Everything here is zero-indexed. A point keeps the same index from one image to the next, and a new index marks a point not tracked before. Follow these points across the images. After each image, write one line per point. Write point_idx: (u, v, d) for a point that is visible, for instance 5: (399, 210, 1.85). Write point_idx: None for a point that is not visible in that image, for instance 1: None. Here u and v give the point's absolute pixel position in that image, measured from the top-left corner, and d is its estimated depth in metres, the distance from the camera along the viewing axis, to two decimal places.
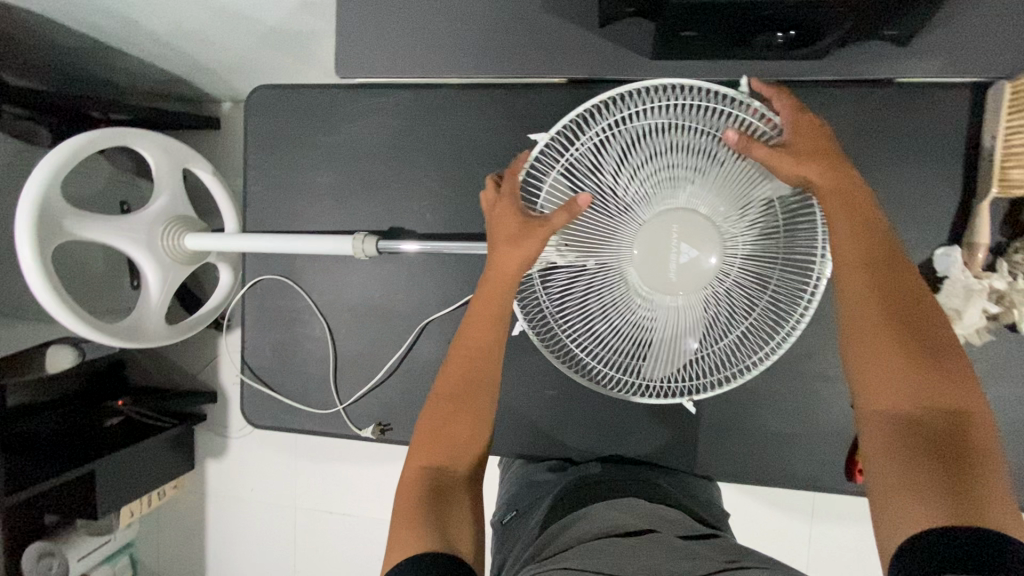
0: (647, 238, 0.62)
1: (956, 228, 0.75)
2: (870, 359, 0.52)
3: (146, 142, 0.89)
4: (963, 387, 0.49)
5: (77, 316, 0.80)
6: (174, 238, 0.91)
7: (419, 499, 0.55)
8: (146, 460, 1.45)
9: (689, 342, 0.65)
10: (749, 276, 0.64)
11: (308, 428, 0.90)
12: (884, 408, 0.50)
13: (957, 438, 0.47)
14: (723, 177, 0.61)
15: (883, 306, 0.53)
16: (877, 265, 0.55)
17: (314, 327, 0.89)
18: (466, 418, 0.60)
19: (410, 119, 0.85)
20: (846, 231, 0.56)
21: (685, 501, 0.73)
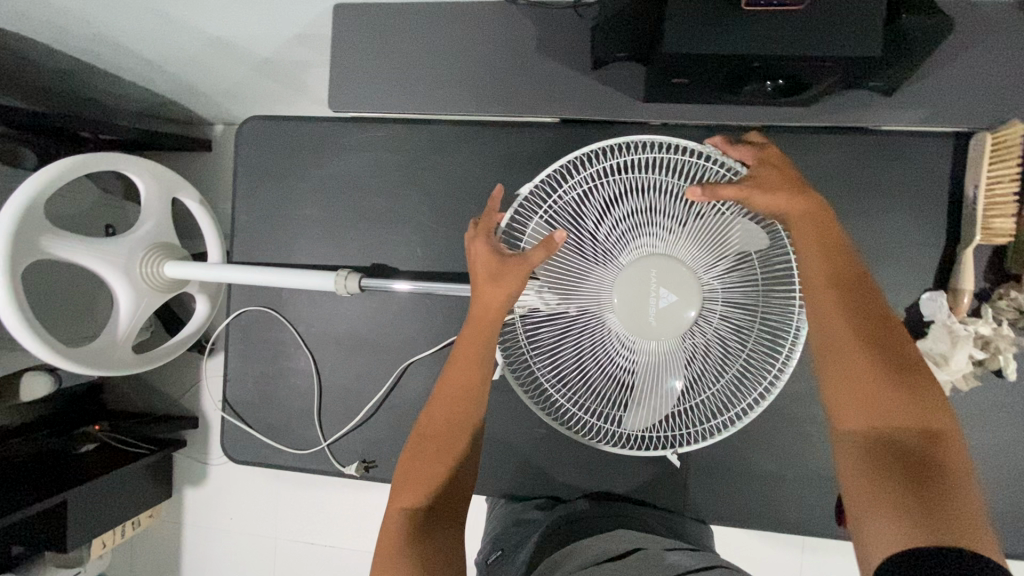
0: (625, 284, 0.60)
1: (941, 274, 0.76)
2: (842, 374, 0.51)
3: (139, 168, 0.89)
4: (934, 404, 0.48)
5: (39, 337, 0.77)
6: (154, 265, 0.89)
7: (405, 541, 0.54)
8: (121, 488, 1.41)
9: (672, 392, 0.63)
10: (726, 324, 0.63)
11: (290, 464, 0.87)
12: (859, 421, 0.49)
13: (930, 455, 0.46)
14: (702, 230, 0.61)
15: (852, 321, 0.52)
16: (843, 281, 0.54)
17: (300, 360, 0.87)
18: (449, 457, 0.60)
19: (402, 152, 0.84)
20: (817, 249, 0.56)
21: (657, 526, 0.74)
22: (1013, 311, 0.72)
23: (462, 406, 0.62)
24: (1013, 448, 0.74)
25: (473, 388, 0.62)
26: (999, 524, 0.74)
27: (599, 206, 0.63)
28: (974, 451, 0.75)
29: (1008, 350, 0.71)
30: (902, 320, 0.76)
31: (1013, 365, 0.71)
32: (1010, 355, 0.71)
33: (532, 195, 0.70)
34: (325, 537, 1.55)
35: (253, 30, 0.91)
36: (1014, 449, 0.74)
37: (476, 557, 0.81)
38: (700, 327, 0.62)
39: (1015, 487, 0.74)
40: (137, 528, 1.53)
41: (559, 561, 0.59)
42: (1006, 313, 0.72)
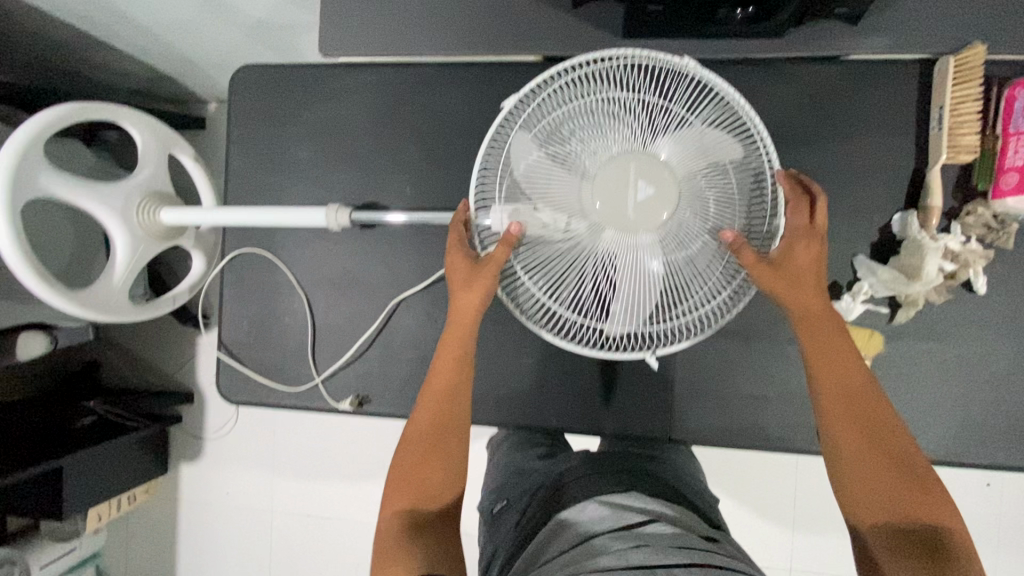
0: (604, 184, 0.62)
1: (911, 195, 0.78)
2: (858, 471, 0.61)
3: (133, 119, 0.91)
4: (942, 500, 0.59)
5: (36, 275, 0.79)
6: (150, 213, 0.90)
7: (401, 538, 0.63)
8: (114, 460, 1.41)
9: (655, 288, 0.65)
10: (712, 223, 0.64)
11: (284, 403, 0.88)
12: (872, 517, 0.60)
13: (939, 541, 0.57)
14: (681, 139, 0.64)
15: (861, 428, 0.62)
16: (853, 391, 0.63)
17: (293, 301, 0.89)
18: (436, 462, 0.67)
19: (389, 95, 0.87)
20: (829, 357, 0.65)
21: (664, 472, 0.76)
22: (981, 227, 0.74)
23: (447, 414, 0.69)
24: (986, 361, 0.76)
25: (453, 392, 0.70)
26: (976, 435, 0.76)
27: (580, 119, 0.64)
28: (950, 363, 0.77)
29: (977, 263, 0.73)
30: (877, 240, 0.78)
31: (980, 277, 0.74)
32: (978, 268, 0.74)
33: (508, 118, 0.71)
34: (321, 509, 1.55)
35: None
36: (987, 361, 0.76)
37: (481, 503, 0.87)
38: (687, 226, 0.63)
39: (990, 398, 0.76)
40: (133, 503, 1.54)
41: (558, 529, 0.63)
42: (973, 228, 0.75)
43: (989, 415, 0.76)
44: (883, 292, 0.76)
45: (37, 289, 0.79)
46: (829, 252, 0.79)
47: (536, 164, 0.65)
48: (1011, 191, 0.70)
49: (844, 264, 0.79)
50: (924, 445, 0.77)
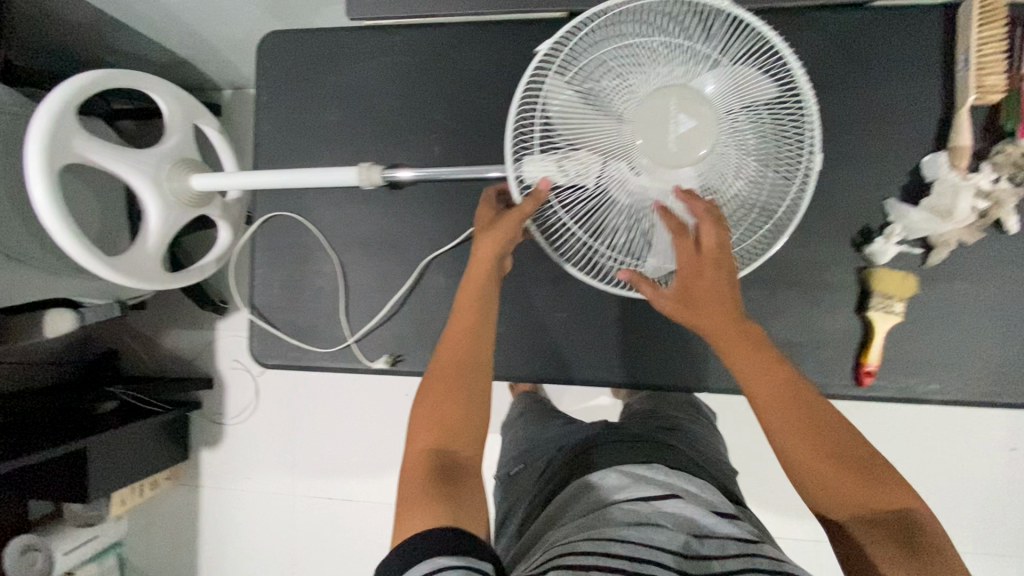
0: (644, 122, 0.62)
1: (939, 138, 0.79)
2: (823, 485, 0.59)
3: (159, 88, 0.92)
4: (898, 486, 0.58)
5: (76, 237, 0.79)
6: (181, 179, 0.91)
7: (430, 475, 0.60)
8: (137, 443, 1.41)
9: (694, 225, 0.66)
10: (749, 157, 0.65)
11: (317, 364, 0.89)
12: (844, 517, 0.59)
13: (912, 528, 0.57)
14: (717, 78, 0.64)
15: (812, 436, 0.60)
16: (796, 400, 0.61)
17: (324, 263, 0.89)
18: (462, 400, 0.66)
19: (415, 55, 0.88)
20: (760, 370, 0.62)
21: (669, 436, 0.83)
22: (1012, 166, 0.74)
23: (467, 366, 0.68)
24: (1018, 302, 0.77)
25: (478, 330, 0.70)
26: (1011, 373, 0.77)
27: (614, 62, 0.64)
28: (983, 302, 0.77)
29: (1008, 200, 0.74)
30: (905, 183, 0.79)
31: (1012, 214, 0.74)
32: (1010, 205, 0.74)
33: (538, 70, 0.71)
34: (342, 491, 1.55)
35: None
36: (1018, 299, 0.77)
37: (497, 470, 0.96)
38: (726, 160, 0.64)
39: None
40: (155, 489, 1.53)
41: (578, 493, 0.67)
42: (1004, 167, 0.73)
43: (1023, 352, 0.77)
44: (915, 234, 0.76)
45: (76, 252, 0.80)
46: (859, 196, 0.79)
47: (571, 110, 0.65)
48: None
49: (874, 209, 0.79)
50: (960, 387, 0.77)
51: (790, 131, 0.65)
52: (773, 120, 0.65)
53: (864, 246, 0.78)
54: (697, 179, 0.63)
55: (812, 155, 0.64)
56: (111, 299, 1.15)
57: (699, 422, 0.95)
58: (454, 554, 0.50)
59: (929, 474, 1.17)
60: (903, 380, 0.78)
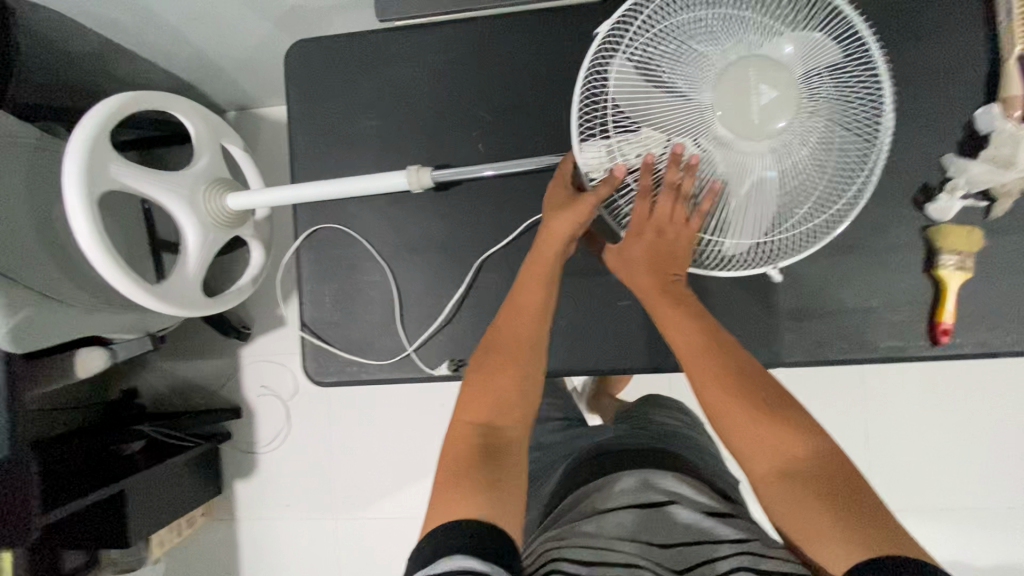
0: (724, 94, 0.60)
1: (989, 91, 0.78)
2: (744, 435, 0.61)
3: (183, 107, 0.89)
4: (810, 430, 0.60)
5: (119, 267, 0.76)
6: (216, 199, 0.87)
7: (473, 449, 0.62)
8: (171, 481, 1.37)
9: (772, 198, 0.63)
10: (826, 124, 0.62)
11: (376, 377, 0.86)
12: (764, 465, 0.60)
13: (827, 470, 0.57)
14: (793, 46, 0.61)
15: (735, 386, 0.63)
16: (718, 352, 0.65)
17: (375, 273, 0.87)
18: (511, 375, 0.68)
19: (451, 53, 0.86)
20: (693, 332, 0.67)
21: (675, 439, 0.85)
22: None
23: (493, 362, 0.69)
24: None
25: (534, 313, 0.72)
26: None
27: (680, 38, 0.63)
28: None
29: None
30: (960, 139, 0.79)
31: None
32: None
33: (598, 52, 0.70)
34: (386, 509, 1.51)
35: None
36: None
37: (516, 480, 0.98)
38: (805, 129, 0.61)
39: None
40: (192, 527, 1.48)
41: (583, 495, 0.71)
42: None
43: None
44: (980, 188, 0.75)
45: (120, 282, 0.76)
46: (914, 155, 0.79)
47: (635, 90, 0.64)
48: None
49: (931, 166, 0.79)
50: None
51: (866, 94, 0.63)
52: (841, 86, 0.63)
53: (926, 205, 0.78)
54: (773, 151, 0.61)
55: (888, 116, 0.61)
56: (141, 332, 1.11)
57: (699, 432, 0.95)
58: (478, 554, 0.50)
59: (986, 431, 1.17)
60: (979, 335, 0.77)
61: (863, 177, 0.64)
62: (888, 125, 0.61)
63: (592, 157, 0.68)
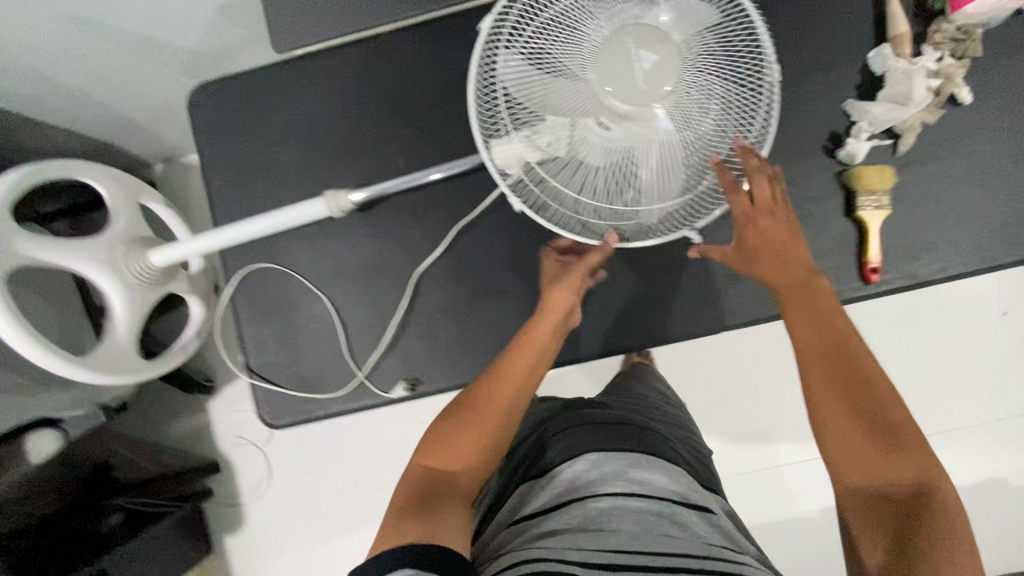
0: (608, 67, 0.58)
1: (879, 32, 0.81)
2: (840, 442, 0.59)
3: (95, 173, 0.87)
4: (919, 462, 0.56)
5: (36, 343, 0.73)
6: (139, 260, 0.85)
7: (419, 495, 0.60)
8: (154, 548, 1.33)
9: (674, 161, 0.64)
10: (715, 81, 0.63)
11: (333, 410, 0.84)
12: (860, 485, 0.57)
13: (920, 509, 0.55)
14: (672, 11, 0.61)
15: (848, 400, 0.59)
16: (830, 352, 0.63)
17: (315, 305, 0.85)
18: (473, 433, 0.63)
19: (354, 74, 0.85)
20: (808, 328, 0.64)
21: (654, 418, 0.87)
22: (950, 42, 0.77)
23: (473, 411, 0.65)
24: (992, 164, 0.79)
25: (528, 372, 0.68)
26: (999, 235, 0.80)
27: (561, 21, 0.62)
28: (956, 175, 0.80)
29: (957, 74, 0.77)
30: (859, 82, 0.81)
31: (962, 86, 0.77)
32: (959, 79, 0.77)
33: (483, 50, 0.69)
34: None
35: (175, 5, 0.90)
36: (988, 163, 0.79)
37: None
38: (693, 90, 0.62)
39: (1002, 197, 0.80)
40: None
41: (559, 472, 0.70)
42: (943, 45, 0.77)
43: (1005, 211, 0.80)
44: (882, 127, 0.78)
45: (39, 358, 0.74)
46: (820, 104, 0.81)
47: (527, 79, 0.64)
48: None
49: (837, 112, 0.81)
50: (956, 259, 0.80)
51: (752, 43, 0.62)
52: (722, 38, 0.63)
53: (836, 151, 0.80)
54: (667, 116, 0.62)
55: (772, 64, 0.61)
56: (90, 404, 1.08)
57: (680, 404, 0.99)
58: (416, 564, 0.50)
59: None
60: (904, 267, 0.80)
61: (758, 125, 0.65)
62: (772, 73, 0.62)
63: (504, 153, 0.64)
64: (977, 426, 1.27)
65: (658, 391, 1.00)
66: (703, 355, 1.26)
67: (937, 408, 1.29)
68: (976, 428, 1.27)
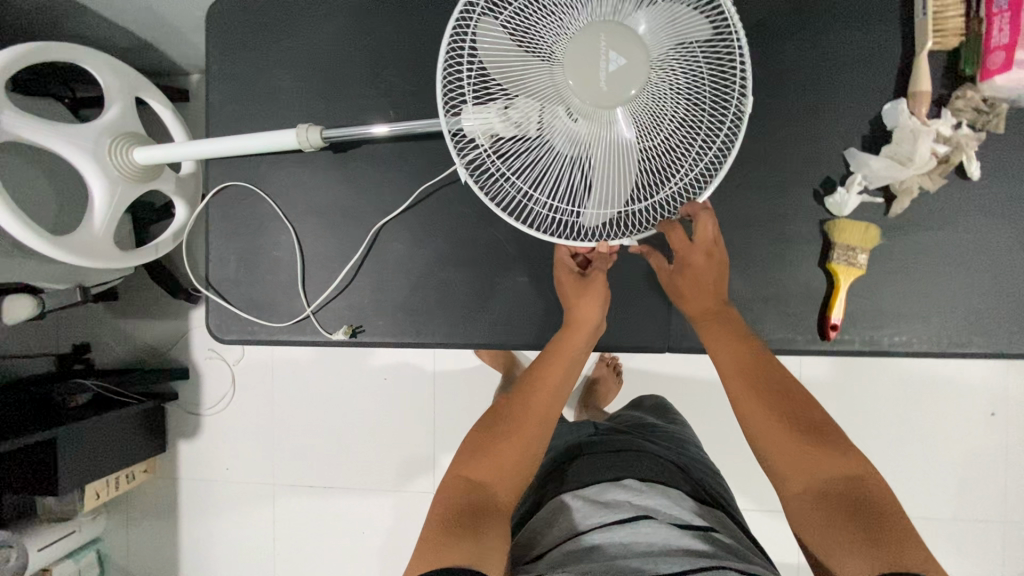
0: (576, 59, 0.59)
1: (901, 86, 0.77)
2: (777, 446, 0.66)
3: (97, 63, 0.89)
4: (845, 452, 0.64)
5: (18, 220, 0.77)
6: (123, 155, 0.89)
7: (459, 510, 0.63)
8: (116, 432, 1.37)
9: (630, 173, 0.65)
10: (686, 102, 0.64)
11: (275, 337, 0.87)
12: (800, 483, 0.64)
13: (859, 492, 0.61)
14: (657, 19, 0.61)
15: (780, 412, 0.68)
16: (759, 373, 0.71)
17: (281, 234, 0.87)
18: (513, 446, 0.70)
19: (367, 19, 0.86)
20: (748, 360, 0.72)
21: (653, 440, 0.85)
22: (972, 111, 0.74)
23: (514, 425, 0.72)
24: (986, 247, 0.76)
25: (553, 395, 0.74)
26: (974, 318, 0.76)
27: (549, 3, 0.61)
28: (943, 248, 0.76)
29: (969, 146, 0.73)
30: (866, 133, 0.77)
31: (973, 160, 0.74)
32: (971, 151, 0.73)
33: (464, 14, 0.67)
34: (323, 479, 1.51)
35: None
36: (980, 244, 0.76)
37: None
38: (663, 105, 0.63)
39: (987, 281, 0.76)
40: (132, 483, 1.49)
41: (559, 508, 0.71)
42: (964, 113, 0.74)
43: (986, 297, 0.76)
44: (877, 184, 0.75)
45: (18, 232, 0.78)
46: (820, 146, 0.78)
47: (506, 55, 0.62)
48: (998, 69, 0.69)
49: (835, 159, 0.78)
50: (922, 333, 0.76)
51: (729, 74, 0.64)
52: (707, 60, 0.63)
53: (825, 198, 0.77)
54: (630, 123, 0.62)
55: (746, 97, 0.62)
56: (73, 283, 1.13)
57: (674, 420, 0.97)
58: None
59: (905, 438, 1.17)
60: (867, 331, 0.77)
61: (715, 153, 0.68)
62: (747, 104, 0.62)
63: (473, 128, 0.64)
64: (941, 521, 1.19)
65: (657, 418, 0.97)
66: (669, 377, 1.22)
67: (905, 494, 1.20)
68: (940, 522, 1.19)
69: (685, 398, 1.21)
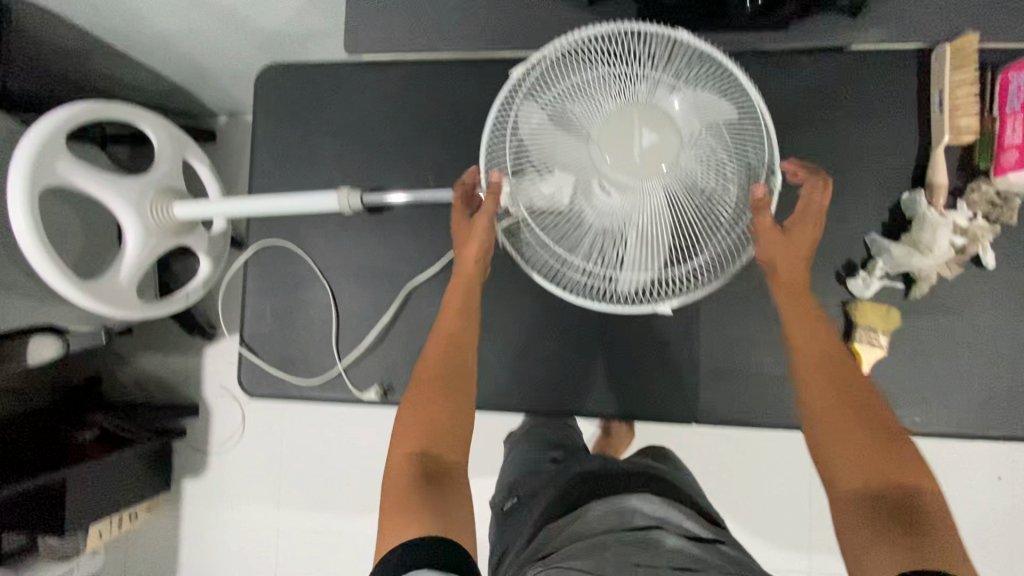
0: (609, 139, 0.63)
1: (918, 177, 0.82)
2: (840, 432, 0.68)
3: (153, 123, 0.94)
4: (908, 461, 0.64)
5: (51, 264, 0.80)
6: (164, 210, 0.91)
7: (408, 478, 0.65)
8: (124, 472, 1.36)
9: (663, 242, 0.68)
10: (715, 177, 0.67)
11: (307, 394, 0.88)
12: (848, 476, 0.65)
13: (910, 501, 0.61)
14: (685, 101, 0.65)
15: (842, 403, 0.70)
16: (834, 365, 0.73)
17: (318, 292, 0.90)
18: (444, 408, 0.72)
19: (413, 93, 0.90)
20: (824, 351, 0.74)
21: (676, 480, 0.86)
22: (985, 204, 0.78)
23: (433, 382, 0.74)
24: (1002, 334, 0.79)
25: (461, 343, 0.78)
26: (992, 401, 0.79)
27: (584, 91, 0.67)
28: (961, 332, 0.79)
29: (985, 236, 0.77)
30: (887, 220, 0.81)
31: (989, 251, 0.78)
32: (987, 241, 0.77)
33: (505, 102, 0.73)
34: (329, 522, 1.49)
35: None
36: (996, 329, 0.79)
37: (495, 499, 0.94)
38: (694, 180, 0.66)
39: (1004, 365, 0.79)
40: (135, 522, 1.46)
41: (573, 516, 0.69)
42: (979, 205, 0.78)
43: (1003, 380, 0.79)
44: (897, 270, 0.79)
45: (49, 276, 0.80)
46: (842, 231, 0.82)
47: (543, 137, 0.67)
48: (1013, 166, 0.73)
49: (857, 243, 0.81)
50: (942, 414, 0.79)
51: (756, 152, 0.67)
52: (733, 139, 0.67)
53: (848, 280, 0.81)
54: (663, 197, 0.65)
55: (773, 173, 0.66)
56: (98, 324, 1.14)
57: None
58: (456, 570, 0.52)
59: None
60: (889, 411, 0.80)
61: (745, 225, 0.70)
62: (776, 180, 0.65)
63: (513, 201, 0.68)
64: None
65: (676, 463, 0.97)
66: (684, 433, 1.23)
67: None
68: None
69: (699, 454, 1.22)
